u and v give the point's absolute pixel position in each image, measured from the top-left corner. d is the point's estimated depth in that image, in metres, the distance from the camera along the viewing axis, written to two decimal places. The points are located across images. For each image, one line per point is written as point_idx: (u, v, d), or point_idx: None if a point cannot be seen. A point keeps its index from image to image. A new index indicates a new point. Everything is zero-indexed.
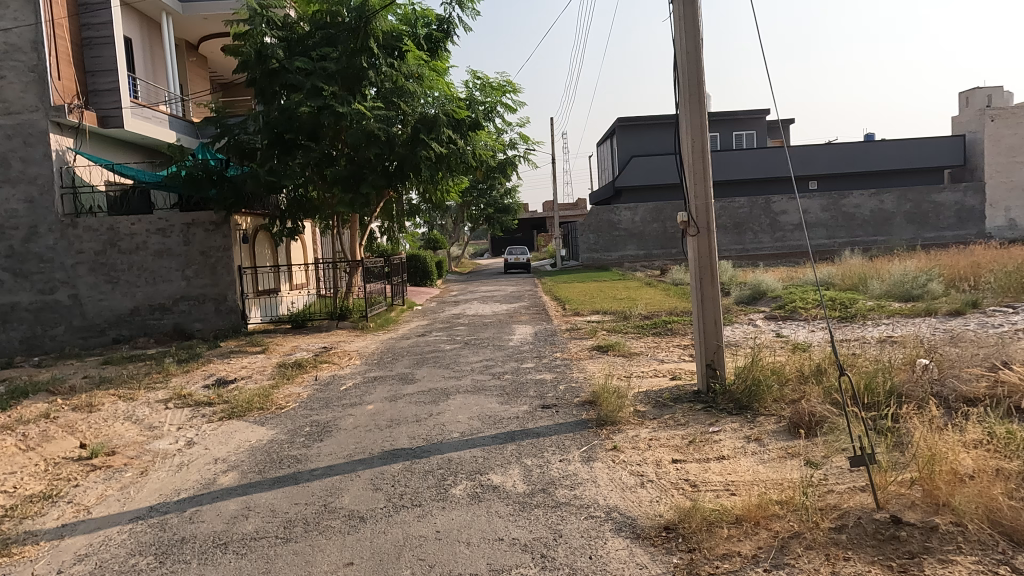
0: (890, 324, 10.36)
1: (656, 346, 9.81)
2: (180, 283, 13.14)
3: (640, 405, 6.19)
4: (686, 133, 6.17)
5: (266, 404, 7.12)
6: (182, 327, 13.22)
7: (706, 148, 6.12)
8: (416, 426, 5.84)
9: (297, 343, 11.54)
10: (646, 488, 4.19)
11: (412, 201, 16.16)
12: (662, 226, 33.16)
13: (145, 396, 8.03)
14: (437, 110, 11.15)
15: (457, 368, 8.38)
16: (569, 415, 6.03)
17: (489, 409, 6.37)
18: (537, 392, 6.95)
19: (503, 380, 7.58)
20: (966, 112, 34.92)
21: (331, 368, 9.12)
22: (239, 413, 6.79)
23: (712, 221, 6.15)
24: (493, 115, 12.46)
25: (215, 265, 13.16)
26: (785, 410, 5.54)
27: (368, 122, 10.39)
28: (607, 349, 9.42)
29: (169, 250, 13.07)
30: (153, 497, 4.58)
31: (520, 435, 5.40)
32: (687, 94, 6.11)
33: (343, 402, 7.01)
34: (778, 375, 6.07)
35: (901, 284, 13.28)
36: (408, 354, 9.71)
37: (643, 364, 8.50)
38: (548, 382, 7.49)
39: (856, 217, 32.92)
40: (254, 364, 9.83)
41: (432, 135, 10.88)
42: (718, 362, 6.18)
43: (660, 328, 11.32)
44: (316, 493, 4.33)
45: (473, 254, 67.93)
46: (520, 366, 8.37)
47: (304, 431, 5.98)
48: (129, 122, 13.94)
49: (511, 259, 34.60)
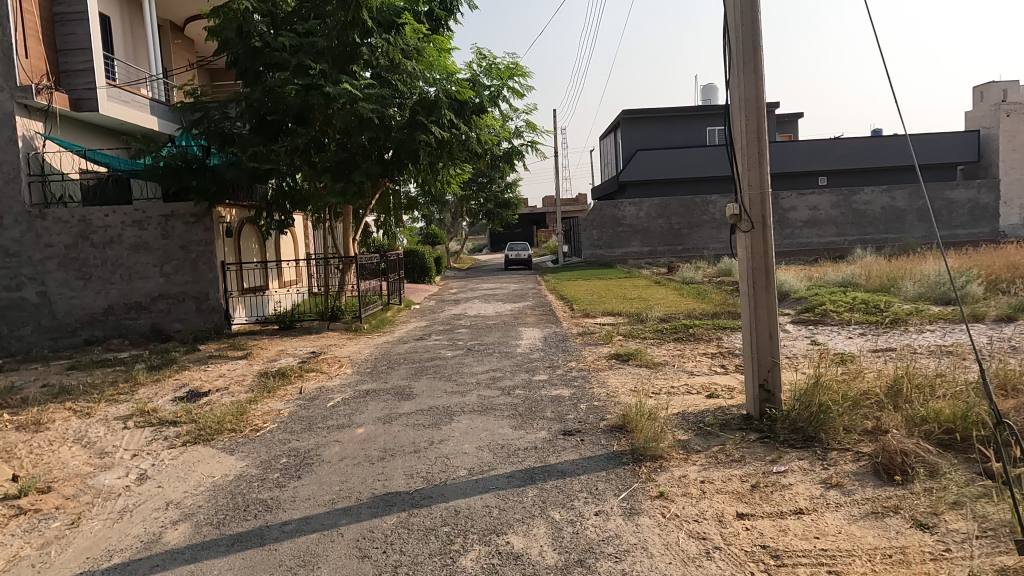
0: (937, 332, 9.43)
1: (682, 355, 8.82)
2: (158, 280, 12.10)
3: (680, 433, 5.21)
4: (737, 109, 5.17)
5: (240, 424, 6.12)
6: (160, 328, 12.18)
7: (762, 127, 5.10)
8: (414, 459, 4.85)
9: (283, 348, 10.52)
10: (715, 560, 3.22)
11: (409, 194, 15.13)
12: (668, 222, 32.23)
13: (104, 411, 7.02)
14: (437, 92, 10.11)
15: (461, 380, 7.39)
16: (597, 445, 5.05)
17: (501, 436, 5.38)
18: (555, 414, 5.95)
19: (514, 398, 6.59)
20: (981, 108, 34.11)
21: (319, 379, 8.12)
22: (207, 437, 5.79)
23: (768, 215, 5.15)
24: (500, 98, 11.39)
25: (196, 261, 12.11)
26: (865, 445, 4.54)
27: (360, 104, 9.35)
28: (628, 359, 8.43)
29: (145, 244, 12.02)
30: (77, 562, 3.58)
31: (541, 475, 4.42)
32: (740, 64, 5.10)
33: (329, 424, 6.00)
34: (847, 399, 5.06)
35: (937, 286, 12.31)
36: (406, 362, 8.73)
37: (671, 376, 7.51)
38: (566, 400, 6.49)
39: (867, 214, 32.04)
40: (233, 372, 8.82)
41: (431, 120, 9.85)
42: (774, 382, 5.19)
43: (681, 333, 10.37)
44: (285, 563, 3.34)
45: (472, 249, 67.02)
46: (532, 379, 7.37)
47: (280, 463, 4.97)
48: (104, 105, 12.87)
49: (512, 255, 33.57)
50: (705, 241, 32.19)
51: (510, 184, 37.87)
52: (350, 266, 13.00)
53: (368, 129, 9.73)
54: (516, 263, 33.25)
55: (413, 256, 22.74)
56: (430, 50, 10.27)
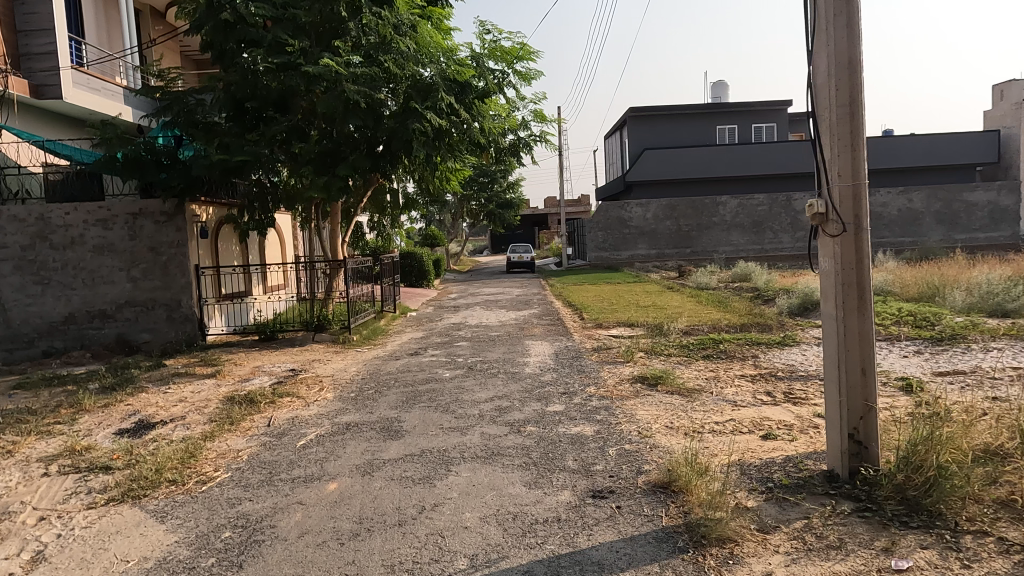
0: (1007, 351, 8.21)
1: (716, 378, 7.60)
2: (124, 285, 10.88)
3: (748, 499, 3.99)
4: (825, 77, 3.95)
5: (185, 473, 4.91)
6: (127, 340, 10.95)
7: (858, 99, 3.87)
8: (398, 537, 3.63)
9: (259, 364, 9.29)
10: None
11: (406, 191, 13.88)
12: (676, 224, 31.14)
13: (28, 449, 5.81)
14: (434, 73, 8.92)
15: (460, 412, 6.18)
16: (639, 516, 3.84)
17: (511, 497, 4.16)
18: (579, 463, 4.74)
19: (527, 438, 5.37)
20: (1001, 106, 32.87)
21: (294, 406, 6.91)
22: (139, 492, 4.59)
23: (864, 213, 3.92)
24: (506, 82, 10.18)
25: (166, 265, 10.88)
26: (1012, 529, 3.32)
27: (344, 84, 8.16)
28: (655, 384, 7.22)
29: (110, 246, 10.81)
30: None
31: (571, 571, 3.20)
32: (828, 17, 3.86)
33: (294, 474, 4.78)
34: (971, 457, 3.83)
35: (988, 297, 11.08)
36: (397, 385, 7.52)
37: (711, 408, 6.28)
38: (590, 442, 5.26)
39: (883, 216, 30.87)
40: (197, 395, 7.60)
41: (427, 104, 8.66)
42: (868, 431, 3.99)
43: (710, 349, 9.17)
44: None
45: (472, 250, 65.81)
46: (546, 410, 6.17)
47: (220, 540, 3.75)
48: (69, 92, 11.67)
49: (514, 258, 32.35)
50: (714, 243, 31.09)
51: (512, 184, 36.70)
52: (339, 271, 11.73)
53: (354, 114, 8.51)
54: (518, 265, 32.11)
55: (411, 259, 21.50)
56: (427, 27, 9.09)
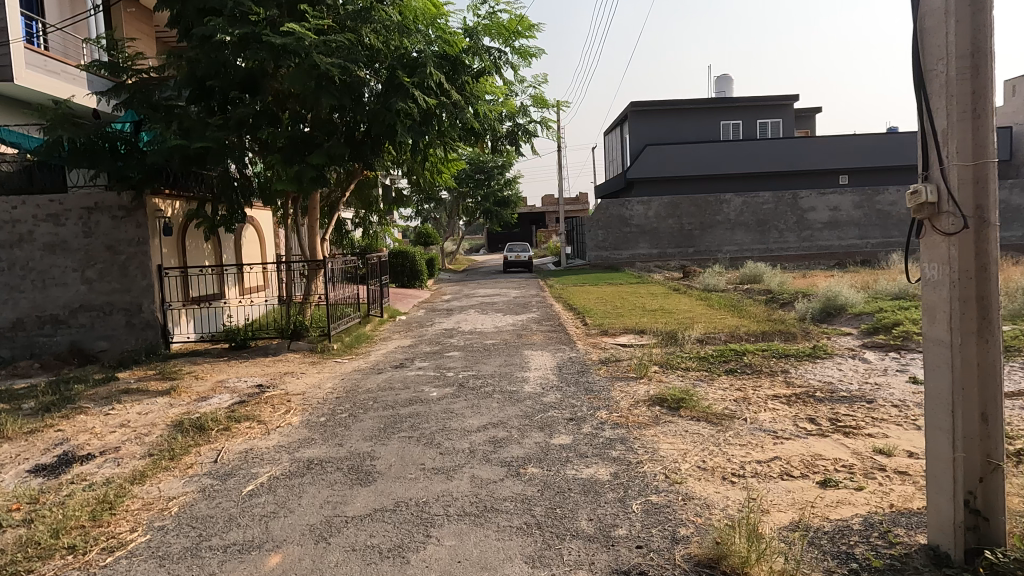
0: None
1: (747, 400, 6.54)
2: (78, 288, 9.79)
3: None
4: (937, 18, 2.89)
5: (91, 535, 3.85)
6: (81, 348, 9.85)
7: (984, 46, 2.81)
8: None
9: (223, 379, 8.21)
10: None
11: (394, 185, 12.78)
12: (678, 223, 30.15)
13: None
14: (420, 47, 7.83)
15: (447, 446, 5.13)
16: None
17: None
18: (595, 526, 3.69)
19: (528, 485, 4.32)
20: (1013, 103, 31.87)
21: (252, 433, 5.86)
22: (22, 564, 3.51)
23: (990, 205, 2.87)
24: (503, 62, 9.11)
25: (125, 265, 9.77)
26: None
27: (314, 56, 7.07)
28: (677, 408, 6.18)
29: (62, 244, 9.72)
30: None
31: None
32: None
33: (230, 538, 3.72)
34: None
35: None
36: (375, 407, 6.48)
37: (749, 441, 5.24)
38: (606, 491, 4.21)
39: (891, 215, 29.93)
40: (143, 417, 6.55)
41: (411, 81, 7.56)
42: (989, 499, 2.97)
43: (732, 362, 8.14)
44: None
45: (469, 249, 64.69)
46: (550, 444, 5.14)
47: None
48: (20, 73, 10.54)
49: (511, 257, 31.30)
50: (718, 242, 30.10)
51: (509, 182, 35.63)
52: (319, 272, 10.62)
53: (326, 93, 7.40)
54: (515, 265, 31.05)
55: (403, 259, 20.41)
56: None
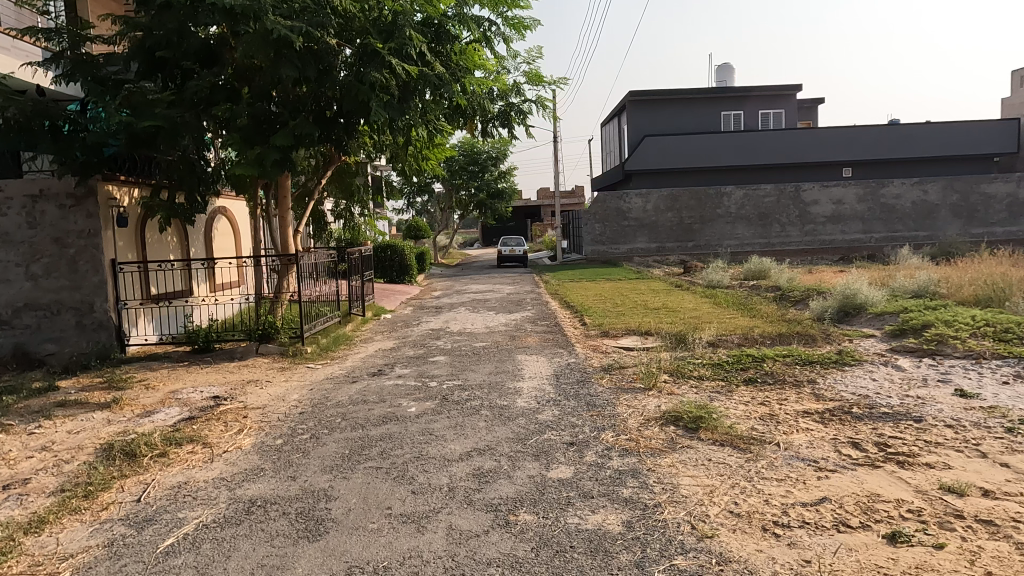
0: None
1: (775, 419, 5.63)
2: (23, 284, 8.80)
3: None
4: None
5: None
6: (26, 351, 8.86)
7: None
8: None
9: (177, 388, 7.26)
10: None
11: (378, 173, 11.80)
12: (678, 216, 29.28)
13: None
14: (399, 11, 6.86)
15: (422, 482, 4.23)
16: None
17: None
18: None
19: (519, 540, 3.41)
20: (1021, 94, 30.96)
21: (193, 461, 4.93)
22: None
23: None
24: (494, 31, 8.16)
25: (74, 260, 8.78)
26: None
27: (273, 16, 6.09)
28: (696, 429, 5.28)
29: (5, 236, 8.72)
30: None
31: None
32: None
33: None
34: None
35: None
36: (344, 426, 5.56)
37: (788, 474, 4.34)
38: (619, 551, 3.30)
39: (896, 209, 29.12)
40: (71, 437, 5.60)
41: (387, 49, 6.60)
42: None
43: (751, 370, 7.25)
44: None
45: (463, 243, 63.68)
46: (547, 479, 4.24)
47: None
48: None
49: (505, 251, 30.34)
50: (718, 236, 29.25)
51: (503, 174, 34.65)
52: (292, 268, 9.62)
53: (288, 62, 6.41)
54: (510, 259, 30.12)
55: (391, 252, 19.44)
56: None
